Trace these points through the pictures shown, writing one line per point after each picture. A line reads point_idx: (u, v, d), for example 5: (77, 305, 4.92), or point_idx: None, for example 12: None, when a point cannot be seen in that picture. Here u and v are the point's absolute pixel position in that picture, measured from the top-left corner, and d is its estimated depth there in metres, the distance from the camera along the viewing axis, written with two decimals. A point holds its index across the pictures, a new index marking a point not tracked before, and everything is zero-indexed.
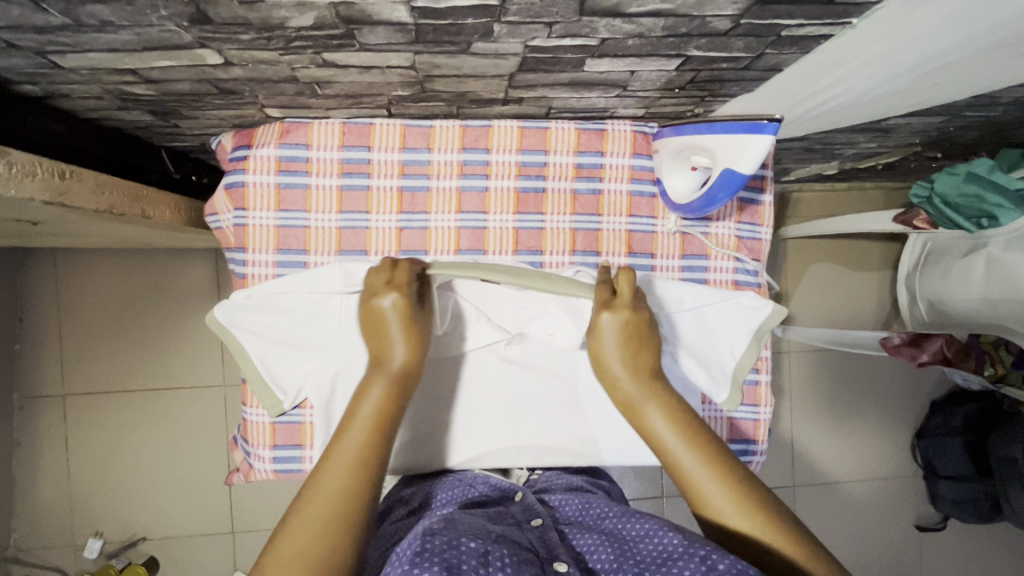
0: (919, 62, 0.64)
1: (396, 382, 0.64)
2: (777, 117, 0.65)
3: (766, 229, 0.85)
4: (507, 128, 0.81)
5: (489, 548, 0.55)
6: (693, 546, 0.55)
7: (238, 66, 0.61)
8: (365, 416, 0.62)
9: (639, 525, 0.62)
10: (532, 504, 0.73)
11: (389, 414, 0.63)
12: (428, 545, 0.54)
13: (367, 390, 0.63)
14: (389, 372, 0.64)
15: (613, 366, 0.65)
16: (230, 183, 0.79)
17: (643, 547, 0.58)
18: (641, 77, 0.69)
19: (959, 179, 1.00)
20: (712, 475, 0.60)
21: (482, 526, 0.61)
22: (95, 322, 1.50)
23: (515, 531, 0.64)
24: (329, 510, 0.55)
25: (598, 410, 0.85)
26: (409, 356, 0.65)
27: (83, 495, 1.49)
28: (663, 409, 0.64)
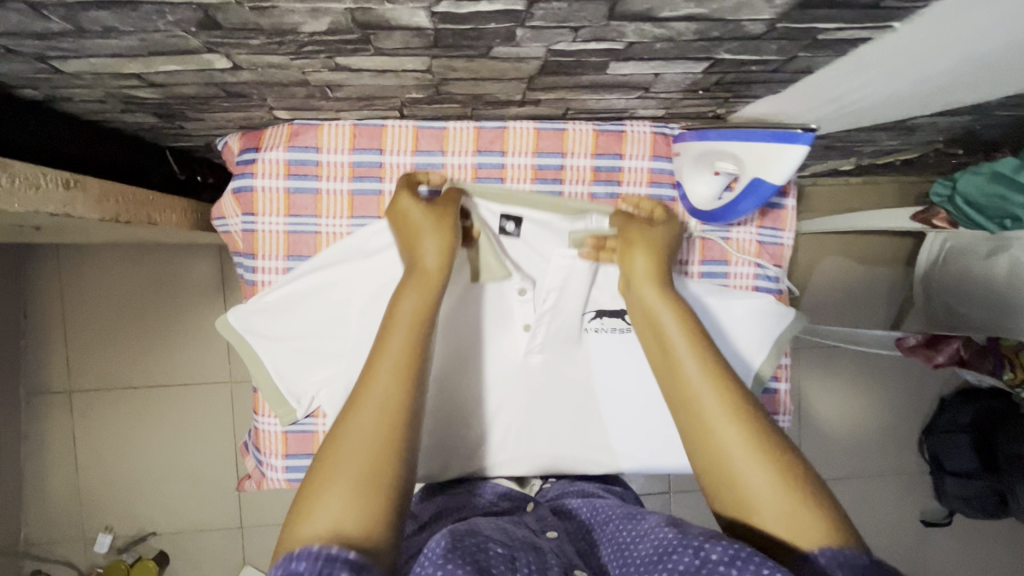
0: (957, 65, 0.62)
1: (428, 281, 0.62)
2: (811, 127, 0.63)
3: (788, 234, 0.83)
4: (524, 130, 0.79)
5: (517, 554, 0.54)
6: (686, 538, 0.52)
7: (247, 70, 0.58)
8: (404, 314, 0.59)
9: (640, 526, 0.60)
10: (546, 516, 0.71)
11: (425, 316, 0.60)
12: (460, 543, 0.53)
13: (398, 295, 0.61)
14: (417, 272, 0.62)
15: (635, 260, 0.68)
16: (237, 187, 0.76)
17: (643, 548, 0.56)
18: (665, 79, 0.66)
19: (983, 178, 1.00)
20: (722, 407, 0.58)
21: (507, 532, 0.60)
22: (101, 317, 1.48)
23: (534, 538, 0.62)
24: (381, 408, 0.53)
25: (613, 418, 0.84)
26: (439, 259, 0.63)
27: (92, 490, 1.49)
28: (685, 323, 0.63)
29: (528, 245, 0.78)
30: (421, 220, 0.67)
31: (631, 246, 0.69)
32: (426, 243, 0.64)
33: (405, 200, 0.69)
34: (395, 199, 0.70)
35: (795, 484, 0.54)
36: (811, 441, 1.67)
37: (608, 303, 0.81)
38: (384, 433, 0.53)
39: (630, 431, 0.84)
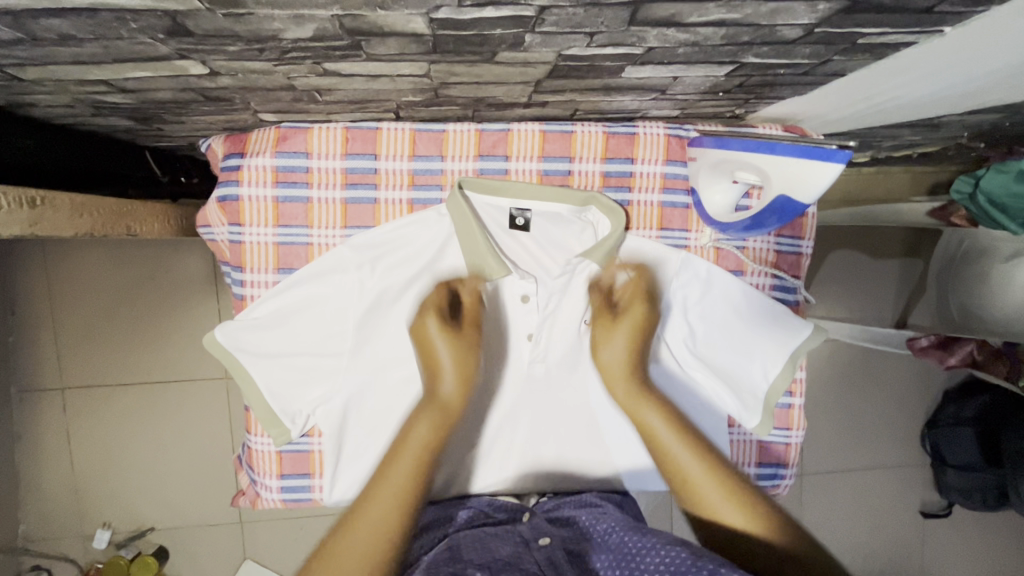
0: (1005, 68, 0.56)
1: (440, 415, 0.65)
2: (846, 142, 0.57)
3: (807, 242, 0.79)
4: (528, 132, 0.73)
5: None
6: (700, 559, 0.49)
7: (226, 75, 0.53)
8: (413, 447, 0.63)
9: (644, 541, 0.56)
10: (541, 523, 0.67)
11: (435, 447, 0.63)
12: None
13: (411, 424, 0.64)
14: (436, 405, 0.65)
15: (605, 352, 0.70)
16: (222, 195, 0.71)
17: (648, 563, 0.53)
18: (684, 82, 0.61)
19: (1009, 177, 0.99)
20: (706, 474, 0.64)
21: (490, 551, 0.58)
22: (90, 315, 1.44)
23: (520, 552, 0.58)
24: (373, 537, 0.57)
25: (620, 435, 0.80)
26: (457, 391, 0.66)
27: (88, 488, 1.47)
28: (659, 408, 0.68)
29: (530, 243, 0.77)
30: (440, 348, 0.66)
31: (608, 336, 0.70)
32: (442, 361, 0.66)
33: (425, 320, 0.67)
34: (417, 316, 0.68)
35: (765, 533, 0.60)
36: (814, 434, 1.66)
37: None
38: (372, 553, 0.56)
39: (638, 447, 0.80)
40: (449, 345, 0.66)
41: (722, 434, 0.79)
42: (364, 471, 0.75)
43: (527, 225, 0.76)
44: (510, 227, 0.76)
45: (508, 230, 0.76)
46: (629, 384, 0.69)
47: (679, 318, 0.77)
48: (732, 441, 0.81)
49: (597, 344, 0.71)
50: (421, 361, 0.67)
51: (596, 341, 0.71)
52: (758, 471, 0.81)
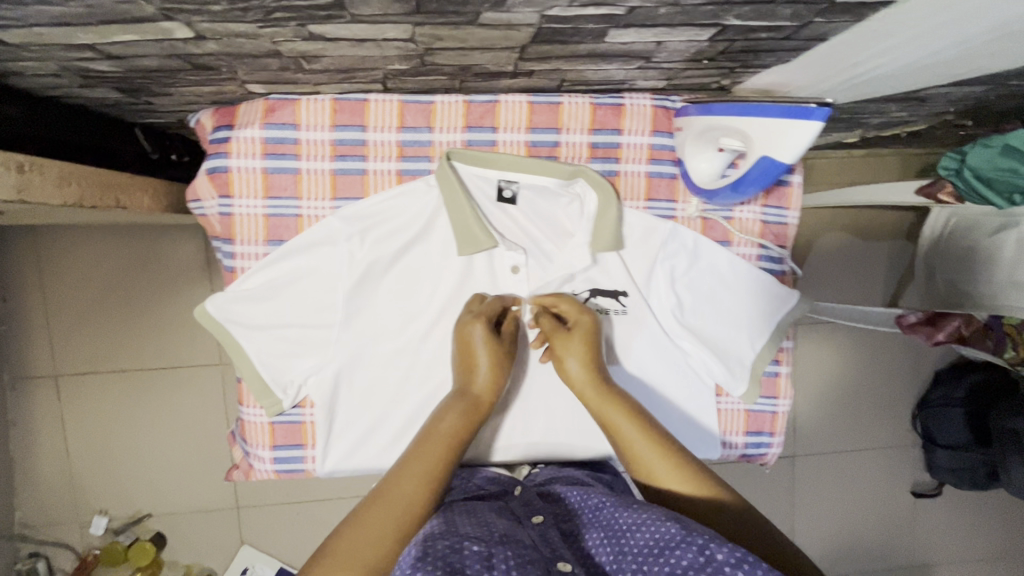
0: (986, 31, 0.57)
1: (472, 408, 0.68)
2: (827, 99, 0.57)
3: (794, 213, 0.79)
4: (515, 104, 0.73)
5: (494, 550, 0.50)
6: (691, 534, 0.49)
7: (212, 40, 0.53)
8: (443, 433, 0.65)
9: (637, 514, 0.54)
10: (532, 499, 0.66)
11: (462, 438, 0.66)
12: (430, 551, 0.49)
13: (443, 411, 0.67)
14: (467, 399, 0.68)
15: (569, 366, 0.70)
16: (211, 167, 0.72)
17: (637, 536, 0.52)
18: (668, 47, 0.61)
19: (995, 152, 0.98)
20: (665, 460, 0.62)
21: (487, 523, 0.56)
22: (83, 302, 1.44)
23: (514, 528, 0.57)
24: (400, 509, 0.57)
25: None
26: (490, 386, 0.70)
27: (85, 475, 1.48)
28: (622, 409, 0.67)
29: (522, 215, 0.78)
30: (480, 348, 0.70)
31: (565, 353, 0.70)
32: (480, 365, 0.70)
33: (471, 325, 0.70)
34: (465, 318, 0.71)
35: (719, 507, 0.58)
36: (806, 415, 1.67)
37: (604, 280, 0.78)
38: (389, 526, 0.56)
39: None
40: (490, 352, 0.70)
41: (710, 404, 0.80)
42: (356, 440, 0.76)
43: (515, 198, 0.77)
44: (498, 199, 0.77)
45: (498, 202, 0.77)
46: (596, 389, 0.69)
47: (668, 288, 0.78)
48: (721, 410, 0.81)
49: (558, 360, 0.71)
50: (459, 359, 0.71)
51: (556, 356, 0.71)
52: (745, 440, 0.82)
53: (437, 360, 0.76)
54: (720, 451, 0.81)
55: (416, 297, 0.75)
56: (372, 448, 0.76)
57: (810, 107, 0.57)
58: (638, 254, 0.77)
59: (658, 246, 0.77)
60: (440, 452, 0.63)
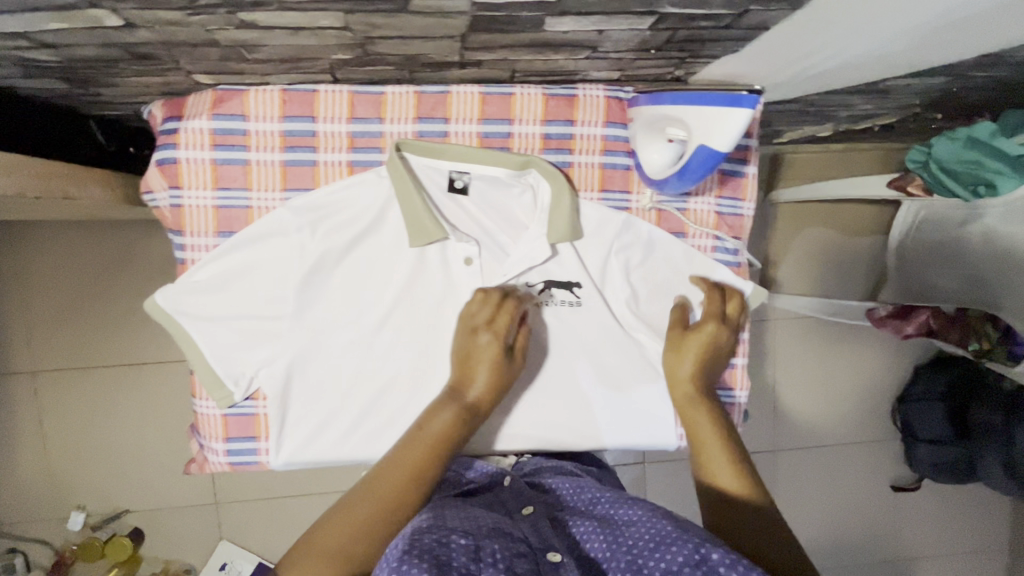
0: (926, 19, 0.57)
1: (463, 413, 0.68)
2: (756, 89, 0.58)
3: (748, 204, 0.79)
4: (467, 94, 0.73)
5: (481, 543, 0.50)
6: (684, 532, 0.50)
7: (144, 28, 0.53)
8: (430, 434, 0.66)
9: (632, 512, 0.56)
10: (522, 490, 0.67)
11: (447, 438, 0.67)
12: (417, 543, 0.49)
13: (435, 413, 0.68)
14: (460, 404, 0.69)
15: (682, 359, 0.74)
16: (161, 159, 0.71)
17: (632, 532, 0.53)
18: (611, 37, 0.61)
19: (959, 145, 0.98)
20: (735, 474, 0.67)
21: (475, 518, 0.56)
22: (58, 300, 1.43)
23: (505, 520, 0.57)
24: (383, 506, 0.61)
25: (569, 399, 0.79)
26: (486, 392, 0.69)
27: (63, 470, 1.47)
28: (709, 415, 0.72)
29: (475, 206, 0.78)
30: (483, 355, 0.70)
31: (682, 348, 0.74)
32: (477, 374, 0.70)
33: (482, 336, 0.70)
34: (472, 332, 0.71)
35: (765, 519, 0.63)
36: (786, 411, 1.67)
37: (557, 272, 0.78)
38: (372, 526, 0.60)
39: (587, 411, 0.80)
40: (488, 361, 0.70)
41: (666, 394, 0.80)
42: (310, 432, 0.76)
43: (468, 190, 0.76)
44: (450, 190, 0.77)
45: (450, 193, 0.77)
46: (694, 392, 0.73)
47: (621, 279, 0.79)
48: None
49: (676, 349, 0.74)
50: (460, 358, 0.71)
51: (674, 346, 0.75)
52: None
53: (390, 350, 0.76)
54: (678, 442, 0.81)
55: (368, 289, 0.75)
56: (326, 440, 0.76)
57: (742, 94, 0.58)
58: (593, 246, 0.78)
59: (609, 239, 0.78)
60: (423, 453, 0.65)
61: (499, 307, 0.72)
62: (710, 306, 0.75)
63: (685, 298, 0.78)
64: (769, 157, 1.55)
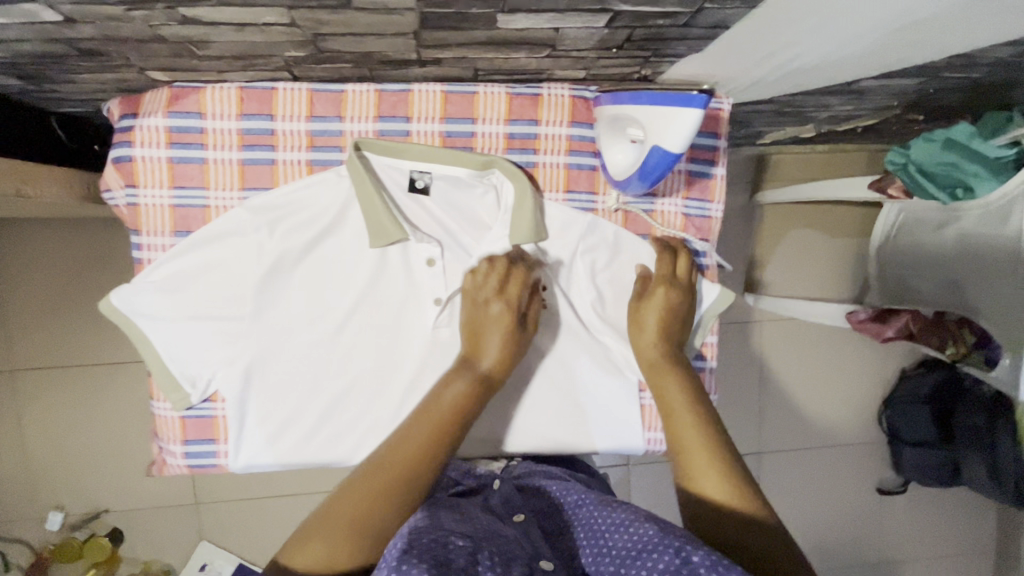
0: (887, 19, 0.56)
1: (478, 383, 0.68)
2: (707, 87, 0.58)
3: (716, 206, 0.80)
4: (430, 93, 0.72)
5: (479, 546, 0.50)
6: (666, 536, 0.49)
7: (85, 24, 0.52)
8: (444, 404, 0.65)
9: (615, 515, 0.55)
10: (510, 496, 0.67)
11: (465, 409, 0.66)
12: (415, 543, 0.49)
13: (448, 382, 0.67)
14: (473, 374, 0.68)
15: (644, 333, 0.74)
16: (116, 157, 0.70)
17: (617, 538, 0.52)
18: (569, 35, 0.60)
19: (936, 146, 0.98)
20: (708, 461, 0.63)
21: (469, 521, 0.56)
22: (29, 300, 1.37)
23: (499, 526, 0.58)
24: (393, 482, 0.60)
25: (535, 402, 0.78)
26: (498, 361, 0.69)
27: (40, 470, 1.43)
28: (682, 390, 0.70)
29: (438, 206, 0.76)
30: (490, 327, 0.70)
31: (641, 322, 0.74)
32: (487, 343, 0.69)
33: (495, 304, 0.70)
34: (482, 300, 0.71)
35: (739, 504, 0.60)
36: (773, 413, 1.66)
37: None
38: (384, 500, 0.59)
39: (552, 414, 0.79)
40: (500, 330, 0.70)
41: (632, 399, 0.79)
42: (269, 435, 0.75)
43: (430, 190, 0.75)
44: (411, 190, 0.75)
45: (411, 193, 0.75)
46: (662, 365, 0.73)
47: (589, 282, 0.78)
48: (642, 406, 0.80)
49: (635, 325, 0.75)
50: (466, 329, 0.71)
51: (633, 322, 0.75)
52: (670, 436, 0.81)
53: (352, 352, 0.75)
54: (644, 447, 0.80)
55: (328, 290, 0.74)
56: (286, 442, 0.75)
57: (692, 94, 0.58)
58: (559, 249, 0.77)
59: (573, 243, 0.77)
60: (438, 426, 0.64)
61: (507, 277, 0.71)
62: (660, 272, 0.75)
63: (644, 267, 0.77)
64: (754, 157, 1.53)
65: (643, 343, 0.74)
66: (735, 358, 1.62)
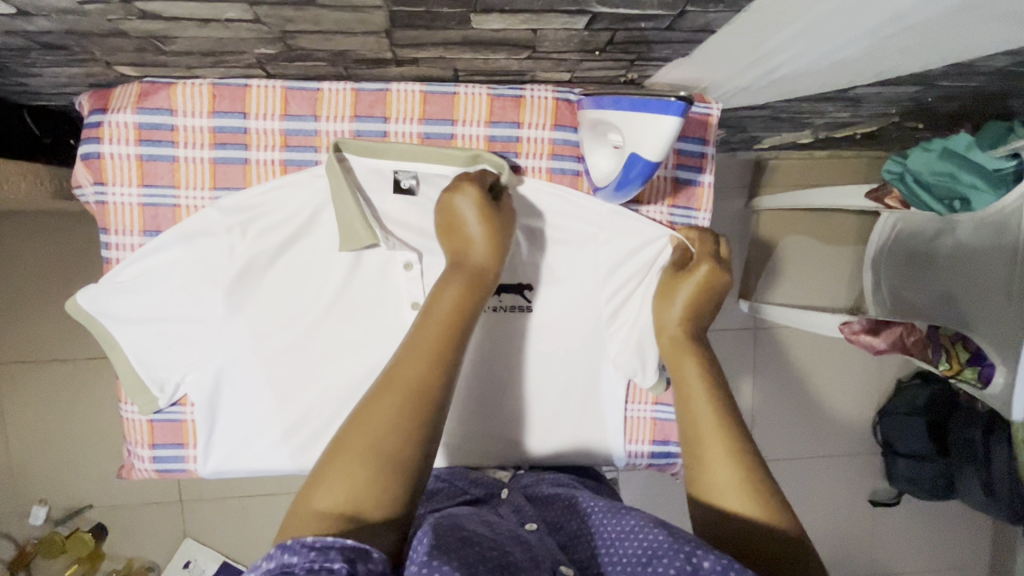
0: (875, 25, 0.54)
1: (471, 279, 0.63)
2: (687, 94, 0.56)
3: (703, 214, 0.78)
4: (408, 93, 0.70)
5: (509, 549, 0.49)
6: (677, 542, 0.47)
7: (41, 16, 0.50)
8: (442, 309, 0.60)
9: (625, 522, 0.53)
10: (522, 505, 0.64)
11: (463, 308, 0.61)
12: (443, 538, 0.47)
13: (442, 288, 0.62)
14: (467, 270, 0.64)
15: (674, 306, 0.71)
16: (84, 153, 0.68)
17: (626, 547, 0.50)
18: (547, 36, 0.58)
19: (933, 156, 0.96)
20: (723, 450, 0.60)
21: (489, 522, 0.55)
22: (7, 293, 1.31)
23: (517, 530, 0.55)
24: (412, 394, 0.54)
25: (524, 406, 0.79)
26: (489, 253, 0.65)
27: (24, 465, 1.38)
28: (702, 368, 0.67)
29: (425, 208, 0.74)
30: (469, 218, 0.65)
31: (672, 292, 0.72)
32: (470, 234, 0.65)
33: (461, 193, 0.66)
34: (449, 189, 0.67)
35: (755, 495, 0.57)
36: (766, 421, 1.63)
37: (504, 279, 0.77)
38: (404, 418, 0.53)
39: (538, 417, 0.79)
40: (475, 217, 0.65)
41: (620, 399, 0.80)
42: (237, 441, 0.74)
43: (414, 190, 0.73)
44: (394, 191, 0.73)
45: (396, 193, 0.73)
46: (687, 341, 0.70)
47: (601, 284, 0.77)
48: (628, 417, 0.81)
49: (666, 296, 0.72)
50: (446, 228, 0.67)
51: (663, 292, 0.73)
52: (652, 449, 0.81)
53: (326, 357, 0.73)
54: (624, 459, 0.82)
55: (301, 292, 0.72)
56: (255, 447, 0.74)
57: (668, 101, 0.56)
58: (577, 252, 0.77)
59: (588, 241, 0.76)
60: (440, 329, 0.59)
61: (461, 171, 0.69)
62: (704, 248, 0.73)
63: (680, 234, 0.75)
64: (751, 163, 1.51)
65: (670, 313, 0.71)
66: (731, 364, 1.60)
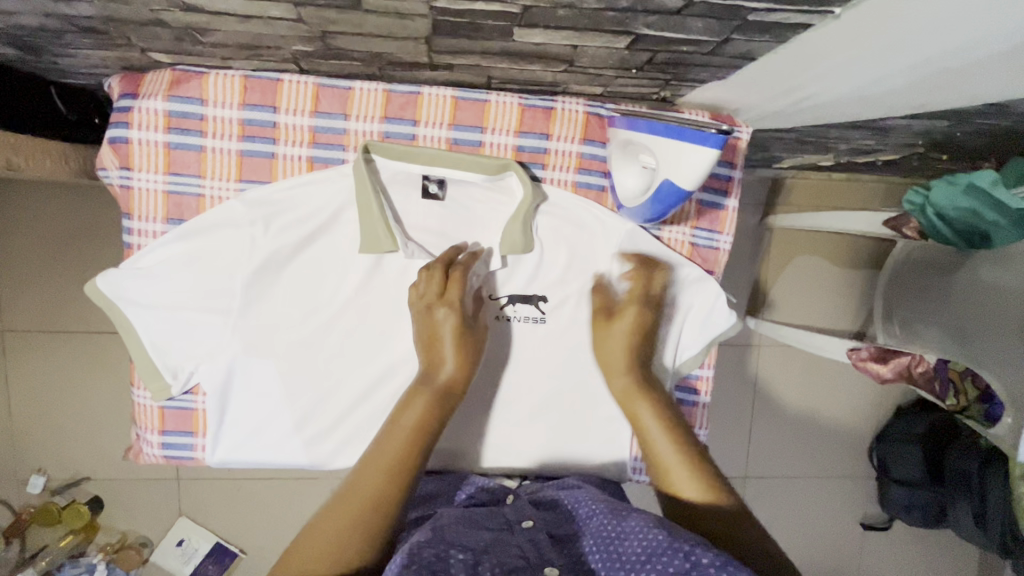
0: (915, 66, 0.53)
1: (439, 396, 0.65)
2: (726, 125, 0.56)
3: (725, 238, 0.78)
4: (440, 97, 0.70)
5: (480, 558, 0.48)
6: (676, 541, 0.47)
7: (83, 3, 0.50)
8: (405, 426, 0.62)
9: (624, 522, 0.52)
10: (526, 508, 0.65)
11: (429, 426, 0.63)
12: (416, 557, 0.46)
13: (406, 405, 0.64)
14: (432, 389, 0.65)
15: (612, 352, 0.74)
16: (112, 137, 0.68)
17: (624, 546, 0.50)
18: (587, 52, 0.57)
19: (957, 190, 0.92)
20: (682, 461, 0.65)
21: (473, 533, 0.55)
22: (18, 262, 1.31)
23: (504, 535, 0.56)
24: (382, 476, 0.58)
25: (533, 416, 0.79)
26: (458, 369, 0.67)
27: (24, 432, 1.38)
28: (653, 397, 0.71)
29: (447, 212, 0.74)
30: (445, 339, 0.67)
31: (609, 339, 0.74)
32: (444, 353, 0.67)
33: (440, 311, 0.68)
34: (431, 307, 0.69)
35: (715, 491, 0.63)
36: (764, 438, 1.63)
37: (521, 289, 0.76)
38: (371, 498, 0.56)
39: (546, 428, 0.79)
40: (452, 338, 0.68)
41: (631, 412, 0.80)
42: (246, 433, 0.74)
43: (442, 194, 0.74)
44: (423, 194, 0.73)
45: (424, 197, 0.73)
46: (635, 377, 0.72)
47: None
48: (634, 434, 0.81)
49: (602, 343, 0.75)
50: (422, 345, 0.68)
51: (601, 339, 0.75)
52: None
53: (337, 351, 0.73)
54: (627, 476, 0.81)
55: (318, 290, 0.72)
56: (266, 440, 0.74)
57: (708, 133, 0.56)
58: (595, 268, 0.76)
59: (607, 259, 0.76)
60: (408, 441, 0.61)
61: (447, 281, 0.69)
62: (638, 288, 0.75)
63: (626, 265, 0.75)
64: (769, 181, 1.50)
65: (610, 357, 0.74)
66: (732, 379, 1.60)
